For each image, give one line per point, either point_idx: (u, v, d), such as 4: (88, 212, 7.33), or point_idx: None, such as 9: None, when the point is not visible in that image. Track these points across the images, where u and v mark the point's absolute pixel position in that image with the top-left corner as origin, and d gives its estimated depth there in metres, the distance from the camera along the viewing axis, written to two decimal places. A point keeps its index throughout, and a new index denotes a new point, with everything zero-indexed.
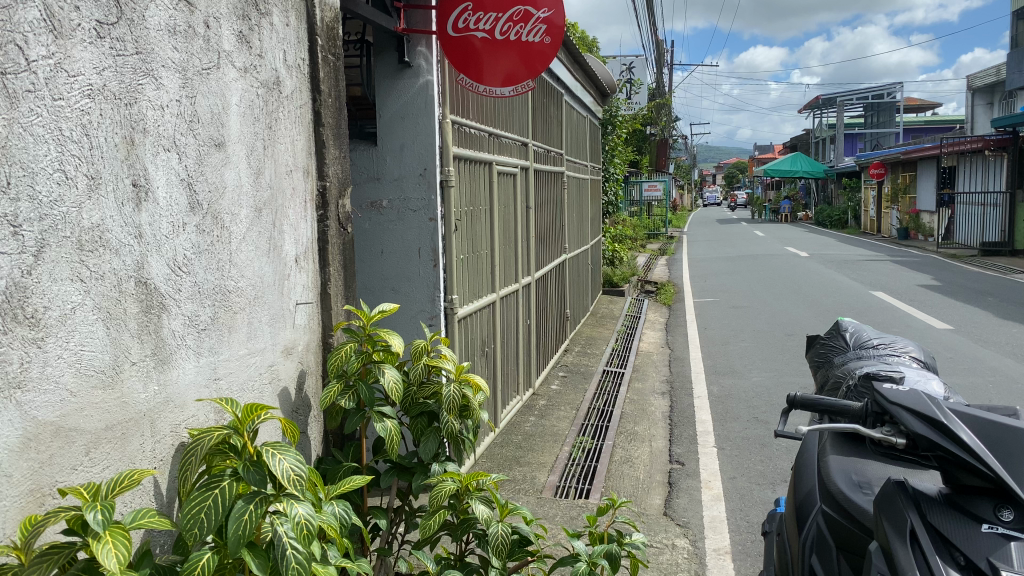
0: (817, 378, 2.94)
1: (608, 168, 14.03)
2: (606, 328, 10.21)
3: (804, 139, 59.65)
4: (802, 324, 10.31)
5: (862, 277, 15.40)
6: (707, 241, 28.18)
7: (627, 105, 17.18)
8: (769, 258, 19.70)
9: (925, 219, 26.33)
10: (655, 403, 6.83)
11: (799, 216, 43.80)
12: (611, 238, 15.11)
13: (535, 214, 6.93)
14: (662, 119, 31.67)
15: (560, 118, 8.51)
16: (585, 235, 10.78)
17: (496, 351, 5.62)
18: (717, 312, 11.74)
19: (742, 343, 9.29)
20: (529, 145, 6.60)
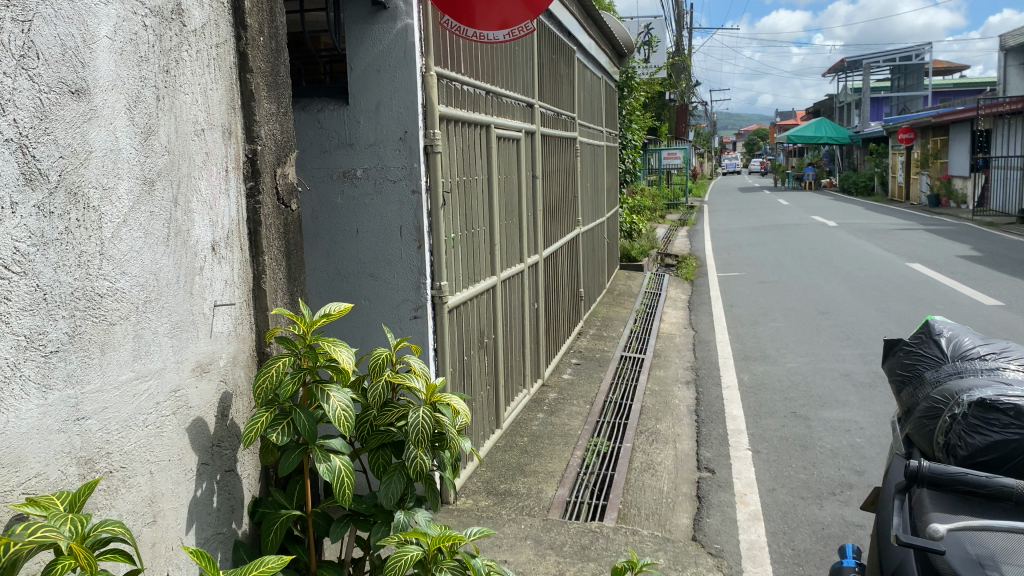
0: (900, 401, 2.28)
1: (625, 135, 13.21)
2: (624, 308, 9.50)
3: (828, 104, 58.09)
4: (836, 301, 9.54)
5: (896, 247, 14.55)
6: (730, 211, 27.22)
7: (645, 69, 16.30)
8: (795, 228, 18.83)
9: (957, 185, 25.26)
10: (679, 395, 6.14)
11: (823, 184, 42.64)
12: (629, 209, 14.33)
13: (543, 185, 6.22)
14: (681, 85, 30.59)
15: (573, 79, 7.75)
16: (601, 208, 10.02)
17: (499, 342, 4.95)
18: (743, 288, 10.98)
19: (771, 324, 8.56)
20: (535, 107, 5.87)
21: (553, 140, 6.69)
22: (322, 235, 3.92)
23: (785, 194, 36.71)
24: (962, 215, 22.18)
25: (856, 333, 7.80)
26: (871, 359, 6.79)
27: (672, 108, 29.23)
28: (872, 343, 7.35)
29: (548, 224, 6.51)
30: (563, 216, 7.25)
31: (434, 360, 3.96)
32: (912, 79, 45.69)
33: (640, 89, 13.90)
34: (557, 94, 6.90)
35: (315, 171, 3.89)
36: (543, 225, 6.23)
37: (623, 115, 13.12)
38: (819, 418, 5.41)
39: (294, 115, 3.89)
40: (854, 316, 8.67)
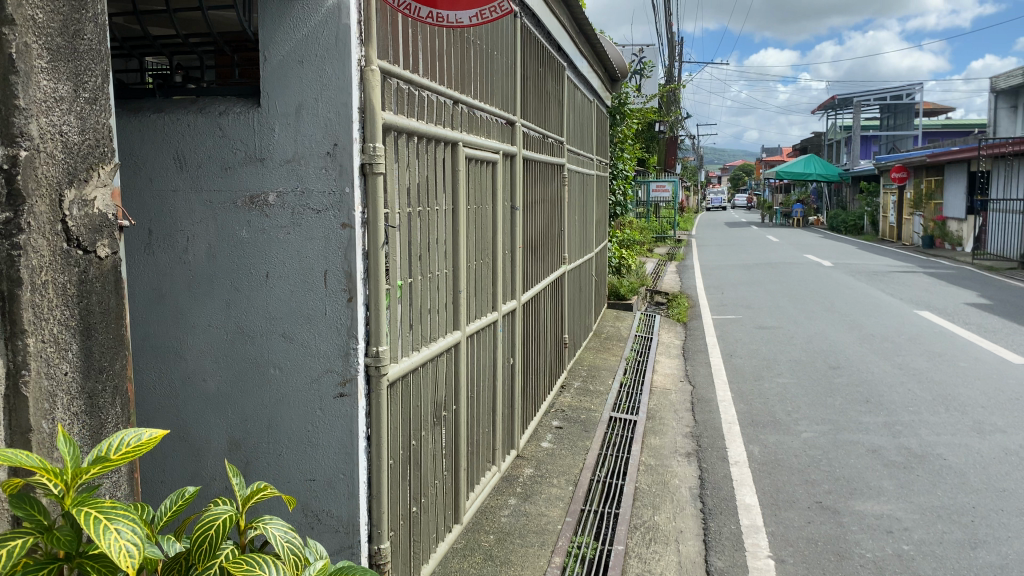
0: None
1: (617, 164, 12.31)
2: (613, 355, 8.52)
3: (816, 140, 57.83)
4: (847, 354, 8.59)
5: (900, 292, 13.67)
6: (719, 246, 26.42)
7: (638, 96, 15.43)
8: (789, 267, 17.95)
9: (952, 226, 24.56)
10: (678, 472, 5.16)
11: (811, 222, 42.01)
12: (618, 243, 13.39)
13: (523, 218, 5.25)
14: (672, 116, 29.91)
15: (562, 98, 6.84)
16: (590, 243, 9.10)
17: (463, 415, 3.95)
18: (742, 334, 10.03)
19: (777, 379, 7.58)
20: (517, 124, 4.93)
21: (537, 168, 5.74)
22: (221, 278, 2.94)
23: (775, 231, 36.02)
24: (960, 258, 21.39)
25: (876, 396, 6.83)
26: (900, 432, 5.80)
27: (661, 140, 28.59)
28: (896, 410, 6.38)
29: (529, 264, 5.54)
30: (546, 254, 6.29)
31: (365, 451, 2.92)
32: (902, 119, 45.38)
33: (633, 117, 13.06)
34: (543, 114, 5.97)
35: (213, 194, 2.92)
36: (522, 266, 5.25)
37: (614, 142, 12.22)
38: (851, 511, 4.41)
39: (191, 118, 2.93)
40: (869, 372, 7.71)
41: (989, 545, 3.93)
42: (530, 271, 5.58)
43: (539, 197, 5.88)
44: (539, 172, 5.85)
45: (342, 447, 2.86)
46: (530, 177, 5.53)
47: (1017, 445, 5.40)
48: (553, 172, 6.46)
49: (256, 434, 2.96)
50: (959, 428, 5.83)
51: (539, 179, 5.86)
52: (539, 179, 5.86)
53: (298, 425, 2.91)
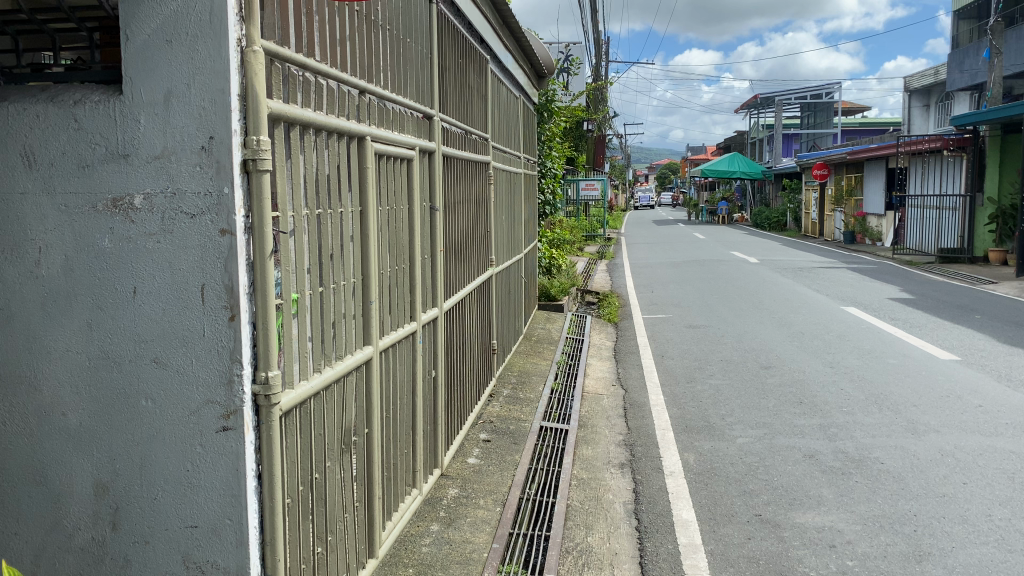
0: None
1: (545, 162, 12.04)
2: (543, 360, 8.21)
3: (739, 138, 58.93)
4: (778, 352, 8.47)
5: (825, 288, 13.79)
6: (648, 244, 26.51)
7: (565, 94, 15.20)
8: (717, 265, 18.01)
9: (871, 222, 25.15)
10: (612, 486, 4.89)
11: (736, 219, 42.71)
12: (548, 243, 13.13)
13: (444, 220, 4.90)
14: (600, 115, 29.91)
15: (485, 92, 6.49)
16: (519, 243, 8.80)
17: (376, 438, 3.58)
18: (673, 334, 9.86)
19: (710, 381, 7.39)
20: (435, 119, 4.58)
21: (459, 165, 5.39)
22: (80, 295, 2.51)
23: (702, 228, 36.43)
24: (879, 253, 21.88)
25: (809, 396, 6.69)
26: (835, 435, 5.65)
27: (589, 139, 28.55)
28: (830, 411, 6.23)
29: (452, 269, 5.20)
30: (472, 257, 5.95)
31: (256, 491, 2.54)
32: (821, 118, 46.53)
33: (561, 114, 12.81)
34: (464, 109, 5.62)
35: (69, 197, 2.49)
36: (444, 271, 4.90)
37: (541, 140, 11.94)
38: (792, 525, 4.19)
39: (40, 108, 2.49)
40: (801, 371, 7.59)
41: (935, 557, 3.75)
42: (454, 275, 5.23)
43: (462, 197, 5.53)
44: (461, 171, 5.50)
45: (227, 489, 2.48)
46: (452, 176, 5.18)
47: (952, 446, 5.30)
48: (477, 171, 6.12)
49: (125, 475, 2.54)
50: (893, 429, 5.71)
51: (462, 178, 5.51)
52: (462, 178, 5.51)
53: (175, 465, 2.51)
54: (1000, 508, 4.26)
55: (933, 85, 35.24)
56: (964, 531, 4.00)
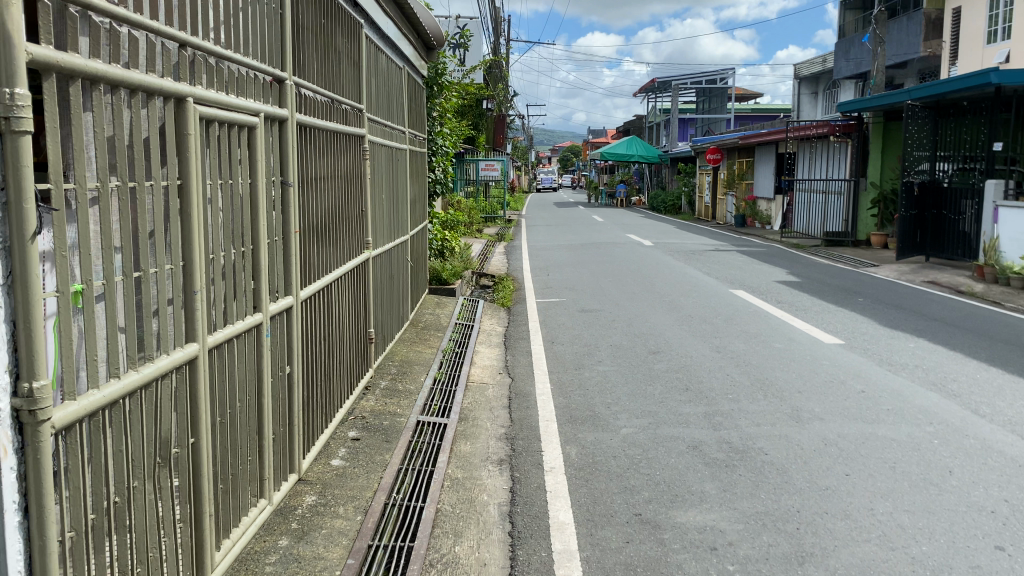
0: None
1: (435, 139, 11.57)
2: (428, 348, 7.79)
3: (638, 122, 59.65)
4: (668, 336, 8.31)
5: (716, 270, 13.87)
6: (547, 226, 26.38)
7: (459, 70, 14.72)
8: (614, 247, 17.96)
9: (762, 206, 25.73)
10: (487, 485, 4.55)
11: (633, 202, 43.21)
12: (440, 224, 12.68)
13: (302, 197, 4.43)
14: (499, 94, 29.53)
15: (358, 59, 6.00)
16: (404, 224, 8.35)
17: (207, 447, 3.14)
18: (564, 318, 9.60)
19: (598, 367, 7.14)
20: (287, 83, 4.10)
21: (321, 138, 4.92)
22: None
23: (600, 210, 36.59)
24: (769, 236, 22.37)
25: (697, 382, 6.52)
26: (721, 424, 5.47)
27: (488, 118, 28.13)
28: (716, 398, 6.07)
29: (313, 251, 4.75)
30: (341, 239, 5.49)
31: (20, 527, 2.07)
32: (716, 103, 47.52)
33: (453, 90, 12.33)
34: (329, 75, 5.13)
35: None
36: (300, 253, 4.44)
37: (432, 116, 11.46)
38: (673, 525, 3.95)
39: None
40: (689, 356, 7.43)
41: (817, 558, 3.57)
42: (316, 258, 4.78)
43: (326, 173, 5.07)
44: (325, 144, 5.04)
45: None
46: (312, 150, 4.71)
47: (835, 434, 5.20)
48: (346, 145, 5.66)
49: None
50: (778, 418, 5.58)
51: (326, 151, 5.05)
52: (325, 152, 5.05)
53: None
54: (882, 502, 4.14)
55: (820, 73, 36.41)
56: (847, 528, 3.85)
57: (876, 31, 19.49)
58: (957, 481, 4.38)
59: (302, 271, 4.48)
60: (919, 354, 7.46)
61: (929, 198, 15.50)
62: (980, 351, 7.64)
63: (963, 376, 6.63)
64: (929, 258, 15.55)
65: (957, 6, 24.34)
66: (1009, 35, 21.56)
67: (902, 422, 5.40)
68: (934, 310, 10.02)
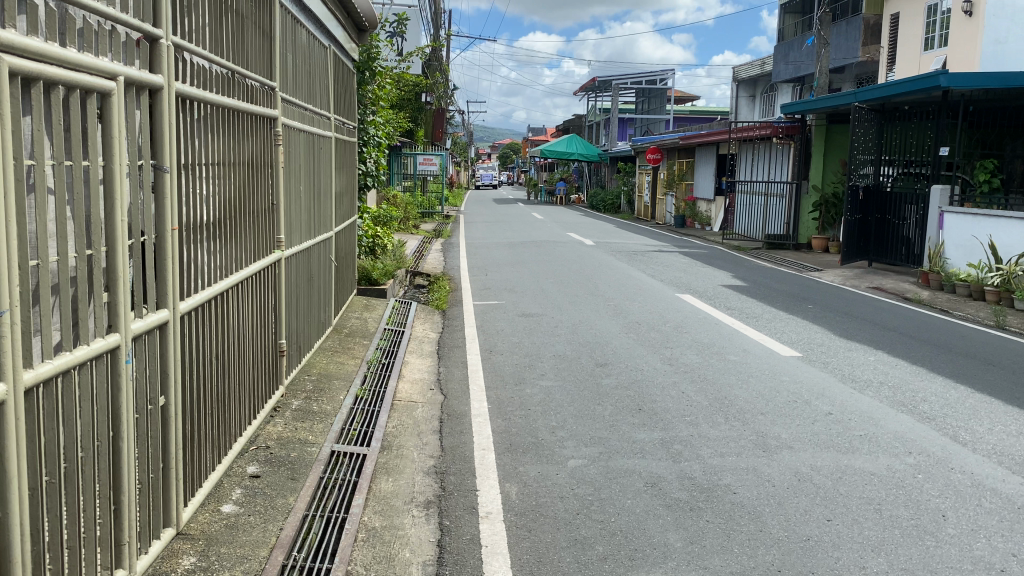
0: None
1: (365, 128, 10.68)
2: (351, 358, 6.95)
3: (578, 120, 59.22)
4: (615, 346, 7.63)
5: (660, 272, 13.31)
6: (486, 223, 25.55)
7: (395, 57, 13.82)
8: (555, 246, 17.30)
9: (702, 207, 25.42)
10: (412, 537, 3.80)
11: (572, 201, 42.76)
12: (370, 219, 11.78)
13: (181, 186, 3.61)
14: (437, 87, 28.62)
15: (266, 29, 5.17)
16: (327, 220, 7.50)
17: (24, 518, 2.32)
18: (503, 323, 8.83)
19: (540, 382, 6.41)
20: (163, 43, 3.29)
21: (209, 117, 4.07)
22: None
23: (540, 208, 35.94)
24: (710, 237, 22.02)
25: (649, 402, 5.85)
26: (680, 454, 4.80)
27: (426, 111, 27.26)
28: (672, 422, 5.41)
29: (198, 252, 3.91)
30: (240, 235, 4.64)
31: None
32: (656, 103, 47.41)
33: (386, 76, 11.44)
34: (222, 40, 4.28)
35: None
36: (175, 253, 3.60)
37: (362, 102, 10.57)
38: None
39: None
40: (639, 370, 6.76)
41: None
42: (201, 259, 3.94)
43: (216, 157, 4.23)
44: (215, 123, 4.19)
45: None
46: (196, 130, 3.88)
47: (808, 468, 4.60)
48: (248, 128, 4.81)
49: None
50: (742, 446, 4.95)
51: (216, 132, 4.19)
52: (215, 133, 4.19)
53: None
54: (874, 558, 3.54)
55: (760, 75, 36.46)
56: None
57: (820, 32, 19.26)
58: (954, 529, 3.81)
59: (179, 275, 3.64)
60: (882, 368, 6.95)
61: (875, 202, 15.23)
62: (943, 366, 7.17)
63: (932, 395, 6.13)
64: (871, 263, 15.20)
65: (895, 11, 24.39)
66: (947, 41, 21.61)
67: (879, 452, 4.83)
68: (886, 319, 9.58)
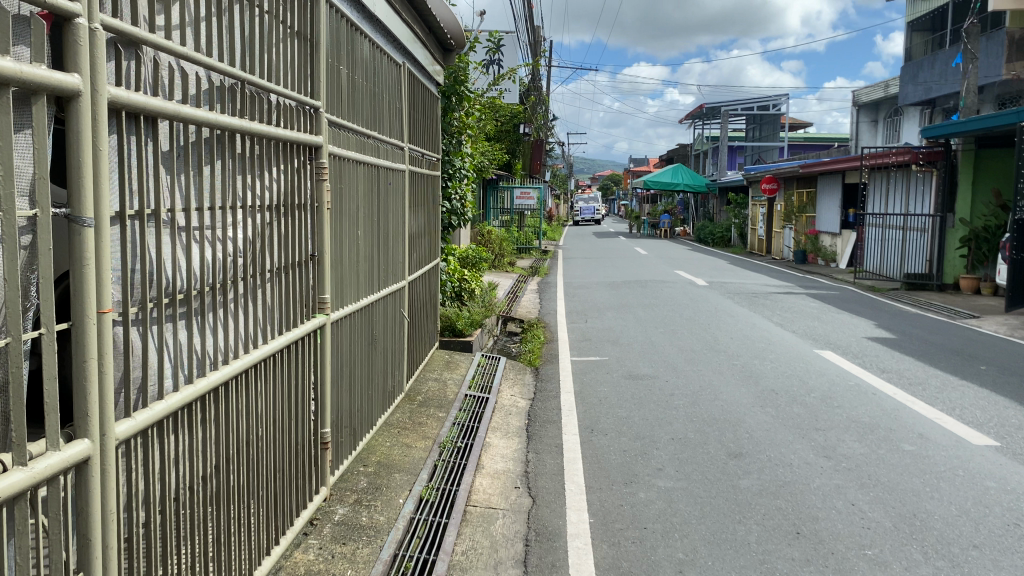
0: None
1: (452, 159, 9.52)
2: (422, 436, 5.68)
3: (682, 150, 57.37)
4: (749, 428, 6.08)
5: (788, 319, 11.58)
6: (586, 259, 24.22)
7: (487, 86, 12.72)
8: (662, 286, 15.75)
9: (824, 240, 23.24)
10: None
11: (677, 234, 40.91)
12: (458, 260, 10.61)
13: (129, 244, 2.39)
14: (536, 118, 27.65)
15: (304, 32, 4.00)
16: (399, 270, 6.30)
17: None
18: (606, 387, 7.39)
19: (659, 482, 4.96)
20: (95, 25, 2.10)
21: (192, 144, 2.88)
22: None
23: (643, 242, 34.29)
24: (835, 274, 19.93)
25: (810, 523, 4.31)
26: None
27: (524, 142, 26.36)
28: (848, 560, 3.87)
29: (166, 337, 2.68)
30: (253, 304, 3.42)
31: None
32: (767, 131, 45.04)
33: (477, 102, 10.29)
34: (225, 37, 3.10)
35: None
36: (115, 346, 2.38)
37: (448, 131, 9.44)
38: None
39: None
40: (787, 467, 5.20)
41: None
42: (173, 346, 2.71)
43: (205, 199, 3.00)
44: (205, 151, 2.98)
45: None
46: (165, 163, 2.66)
47: None
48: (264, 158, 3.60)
49: None
50: None
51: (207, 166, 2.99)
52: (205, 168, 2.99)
53: None
54: None
55: (883, 99, 33.86)
56: None
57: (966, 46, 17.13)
58: None
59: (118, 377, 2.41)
60: None
61: None
62: None
63: None
64: None
65: None
66: None
67: None
68: None
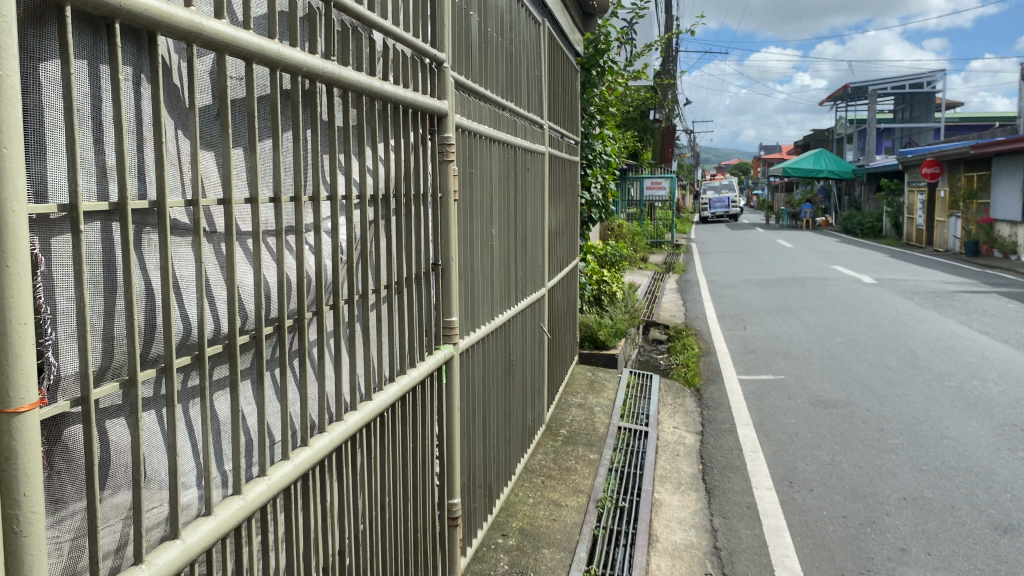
0: None
1: (591, 144, 8.27)
2: (573, 484, 4.47)
3: (819, 137, 53.86)
4: (1007, 484, 4.55)
5: (991, 324, 9.69)
6: (724, 254, 22.39)
7: (625, 62, 11.37)
8: (822, 285, 13.95)
9: (1001, 230, 20.52)
10: None
11: (818, 225, 38.12)
12: (598, 260, 9.36)
13: (84, 267, 1.27)
14: (667, 103, 25.98)
15: None
16: (540, 278, 5.12)
17: None
18: (793, 418, 5.97)
19: (908, 572, 3.59)
20: None
21: (238, 96, 1.77)
22: None
23: (783, 235, 31.89)
24: (1020, 269, 17.36)
25: None
26: None
27: (656, 130, 24.84)
28: None
29: (188, 417, 1.58)
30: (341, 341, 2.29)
31: None
32: (918, 111, 41.35)
33: (619, 77, 9.01)
34: None
35: None
36: (71, 450, 1.30)
37: (587, 111, 8.19)
38: None
39: None
40: None
41: None
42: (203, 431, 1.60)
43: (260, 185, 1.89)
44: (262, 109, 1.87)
45: None
46: (183, 121, 1.57)
47: None
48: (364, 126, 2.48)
49: None
50: None
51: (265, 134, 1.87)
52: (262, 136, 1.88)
53: None
54: None
55: None
56: None
57: None
58: None
59: (80, 514, 1.31)
60: None
61: None
62: None
63: None
64: None
65: None
66: None
67: None
68: None
